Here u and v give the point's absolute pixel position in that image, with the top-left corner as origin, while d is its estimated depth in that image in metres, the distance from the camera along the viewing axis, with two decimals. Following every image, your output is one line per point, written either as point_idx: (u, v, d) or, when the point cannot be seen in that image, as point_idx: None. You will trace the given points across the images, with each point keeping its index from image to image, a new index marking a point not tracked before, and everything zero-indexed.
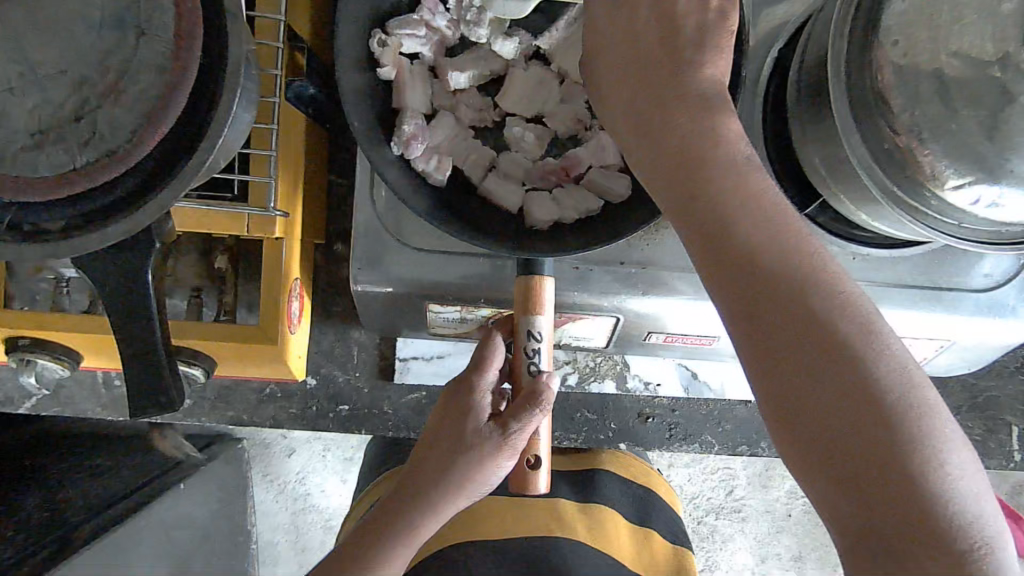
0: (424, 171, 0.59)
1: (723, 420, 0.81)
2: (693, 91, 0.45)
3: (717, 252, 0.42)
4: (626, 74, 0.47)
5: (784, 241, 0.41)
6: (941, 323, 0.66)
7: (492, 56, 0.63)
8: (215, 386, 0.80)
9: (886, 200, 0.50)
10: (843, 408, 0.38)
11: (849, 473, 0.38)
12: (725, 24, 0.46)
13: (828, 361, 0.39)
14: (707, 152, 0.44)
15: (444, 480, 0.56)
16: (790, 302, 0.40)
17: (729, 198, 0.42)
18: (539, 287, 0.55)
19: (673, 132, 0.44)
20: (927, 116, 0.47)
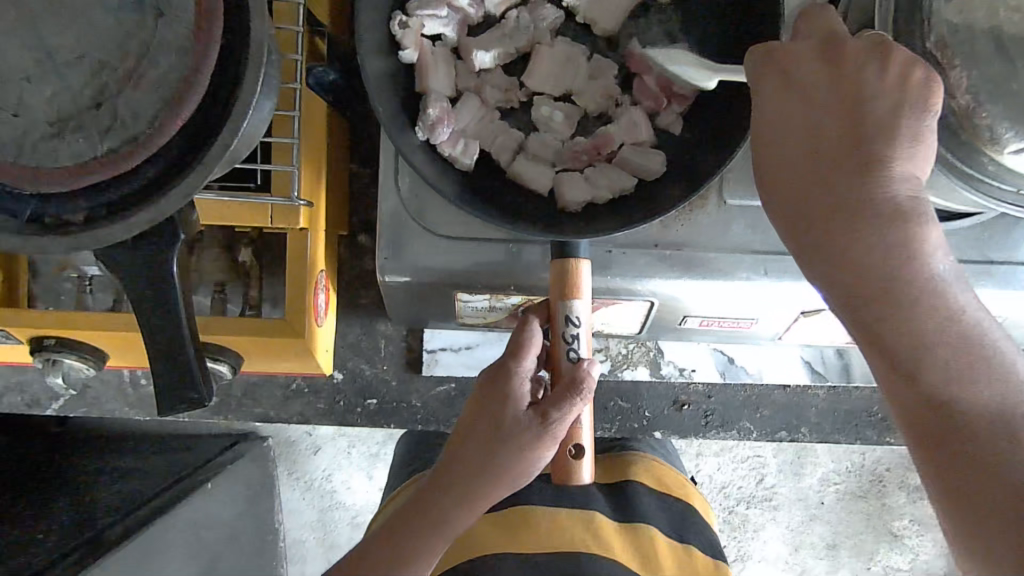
0: (452, 155, 0.57)
1: (761, 406, 0.79)
2: (867, 141, 0.43)
3: (853, 290, 0.43)
4: (785, 113, 0.45)
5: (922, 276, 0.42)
6: (992, 299, 0.64)
7: (517, 33, 0.61)
8: (241, 382, 0.78)
9: (941, 168, 0.47)
10: (972, 440, 0.40)
11: (967, 484, 0.39)
12: (895, 83, 0.43)
13: (964, 423, 0.40)
14: (866, 199, 0.42)
15: (481, 473, 0.54)
16: (916, 335, 0.41)
17: (875, 235, 0.42)
18: (576, 270, 0.53)
19: (831, 180, 0.43)
20: (984, 77, 0.45)
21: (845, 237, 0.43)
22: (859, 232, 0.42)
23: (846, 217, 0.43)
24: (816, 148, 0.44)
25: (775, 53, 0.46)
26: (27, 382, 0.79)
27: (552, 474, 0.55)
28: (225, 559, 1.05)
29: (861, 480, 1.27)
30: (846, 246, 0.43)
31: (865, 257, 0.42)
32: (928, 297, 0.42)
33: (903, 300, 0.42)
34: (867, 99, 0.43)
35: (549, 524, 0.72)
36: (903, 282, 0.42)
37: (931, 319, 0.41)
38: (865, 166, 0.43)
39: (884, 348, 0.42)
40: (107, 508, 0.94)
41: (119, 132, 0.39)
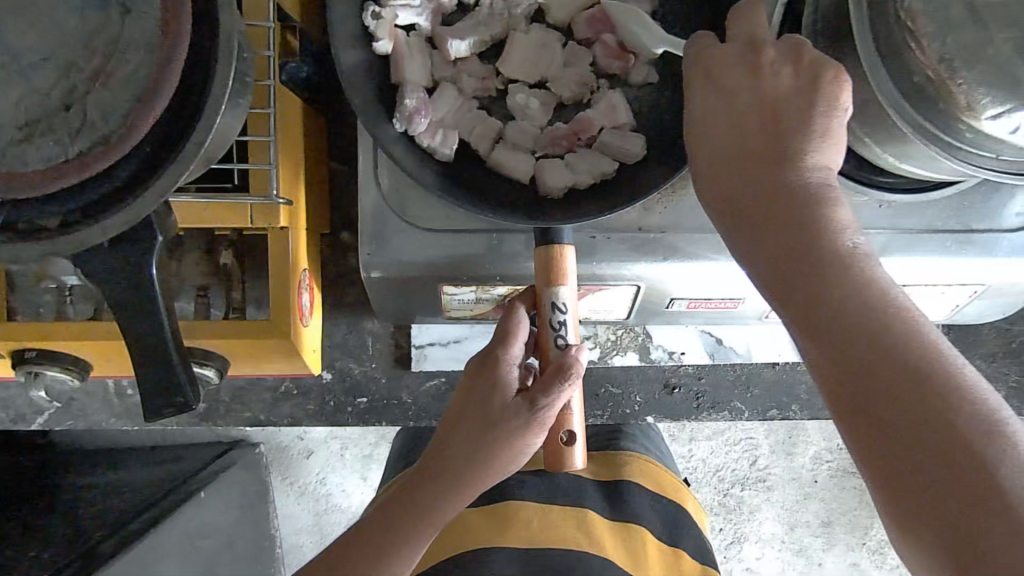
0: (430, 146, 0.57)
1: (752, 385, 0.79)
2: (784, 128, 0.44)
3: (779, 264, 0.43)
4: (714, 108, 0.46)
5: (839, 245, 0.42)
6: (975, 267, 0.64)
7: (491, 20, 0.60)
8: (229, 387, 0.78)
9: (920, 138, 0.47)
10: (902, 404, 0.38)
11: (897, 446, 0.37)
12: (812, 85, 0.45)
13: (897, 384, 0.38)
14: (780, 179, 0.44)
15: (469, 461, 0.54)
16: (833, 301, 0.40)
17: (792, 209, 0.43)
18: (561, 256, 0.53)
19: (749, 165, 0.45)
20: (959, 43, 0.45)
21: (768, 217, 0.43)
22: (778, 210, 0.43)
23: (773, 210, 0.43)
24: (743, 139, 0.45)
25: (706, 52, 0.47)
26: (10, 399, 0.77)
27: (545, 461, 0.55)
28: (222, 568, 1.04)
29: (852, 456, 1.28)
30: (773, 236, 0.43)
31: (786, 229, 0.43)
32: (857, 282, 0.41)
33: (825, 268, 0.41)
34: (786, 92, 0.45)
35: (541, 519, 0.73)
36: (819, 251, 0.42)
37: (849, 282, 0.41)
38: (781, 148, 0.44)
39: (808, 319, 0.41)
40: (98, 525, 0.93)
41: (90, 132, 0.38)
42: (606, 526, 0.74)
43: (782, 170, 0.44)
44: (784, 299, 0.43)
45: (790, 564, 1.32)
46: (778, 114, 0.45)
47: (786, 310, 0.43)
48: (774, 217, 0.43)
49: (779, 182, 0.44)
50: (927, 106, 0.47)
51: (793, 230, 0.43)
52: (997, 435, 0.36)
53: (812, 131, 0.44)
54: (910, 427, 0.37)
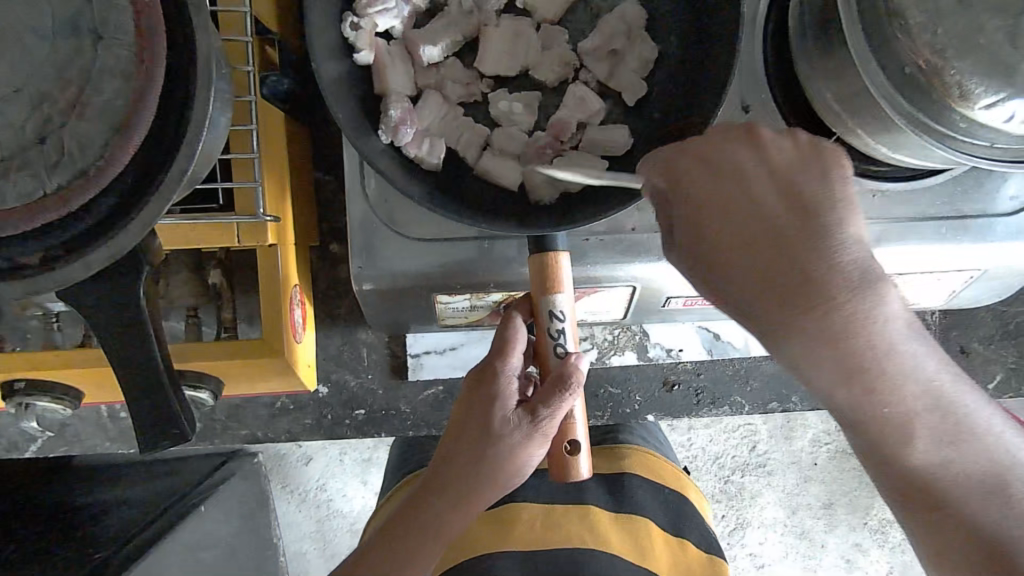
0: (417, 156, 0.56)
1: (750, 379, 0.78)
2: (808, 216, 0.43)
3: (830, 360, 0.43)
4: (717, 208, 0.45)
5: (879, 339, 0.42)
6: (970, 253, 0.64)
7: (460, 18, 0.60)
8: (224, 406, 0.76)
9: (911, 127, 0.47)
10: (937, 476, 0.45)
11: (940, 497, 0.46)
12: (809, 160, 0.45)
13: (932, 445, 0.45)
14: (817, 276, 0.42)
15: (474, 474, 0.53)
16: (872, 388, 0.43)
17: (835, 302, 0.42)
18: (556, 265, 0.52)
19: (775, 263, 0.43)
20: (952, 31, 0.44)
21: (812, 311, 0.42)
22: (821, 312, 0.42)
23: (816, 333, 0.42)
24: (767, 257, 0.43)
25: (693, 152, 0.46)
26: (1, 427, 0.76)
27: (549, 472, 0.55)
28: None
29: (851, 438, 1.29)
30: (823, 336, 0.42)
31: (816, 325, 0.42)
32: (895, 394, 0.44)
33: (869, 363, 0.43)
34: (790, 177, 0.45)
35: (544, 519, 0.73)
36: (859, 350, 0.42)
37: (887, 371, 0.43)
38: (810, 235, 0.43)
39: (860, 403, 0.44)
40: (100, 542, 0.91)
41: (67, 166, 0.37)
42: (610, 520, 0.73)
43: (809, 255, 0.42)
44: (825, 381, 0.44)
45: (794, 547, 1.33)
46: (797, 199, 0.44)
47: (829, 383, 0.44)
48: (828, 338, 0.42)
49: (809, 284, 0.42)
50: (922, 98, 0.46)
51: (838, 325, 0.42)
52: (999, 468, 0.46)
53: (834, 209, 0.44)
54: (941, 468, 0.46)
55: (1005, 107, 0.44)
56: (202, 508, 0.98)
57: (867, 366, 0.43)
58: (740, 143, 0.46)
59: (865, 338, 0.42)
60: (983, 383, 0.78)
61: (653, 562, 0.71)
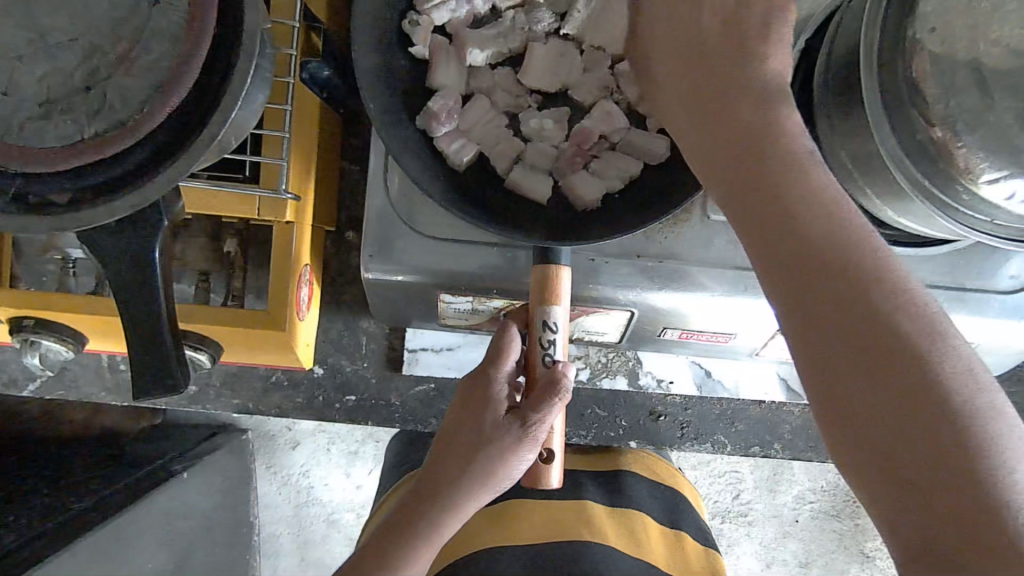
0: (446, 151, 0.59)
1: (735, 420, 0.79)
2: (743, 74, 0.47)
3: (771, 211, 0.42)
4: (688, 57, 0.51)
5: (784, 187, 0.43)
6: (965, 325, 0.65)
7: (511, 32, 0.61)
8: (220, 372, 0.78)
9: (916, 193, 0.48)
10: (902, 410, 0.37)
11: (894, 446, 0.37)
12: (774, 25, 0.48)
13: (887, 376, 0.37)
14: (745, 114, 0.46)
15: (465, 478, 0.55)
16: (807, 263, 0.40)
17: (761, 150, 0.44)
18: (557, 277, 0.54)
19: (720, 110, 0.47)
20: (962, 106, 0.46)
21: (737, 145, 0.45)
22: (748, 156, 0.45)
23: (750, 137, 0.45)
24: (715, 108, 0.48)
25: None
26: (4, 362, 0.78)
27: (526, 477, 0.57)
28: (197, 550, 1.03)
29: (835, 499, 1.28)
30: (743, 180, 0.44)
31: (771, 168, 0.43)
32: (892, 290, 0.39)
33: (802, 228, 0.41)
34: (753, 34, 0.48)
35: (540, 512, 0.75)
36: (811, 208, 0.41)
37: (840, 249, 0.40)
38: (756, 101, 0.46)
39: (808, 294, 0.40)
40: (81, 492, 0.92)
41: (106, 116, 0.39)
42: (606, 515, 0.75)
43: (746, 102, 0.46)
44: (775, 258, 0.42)
45: None
46: (727, 46, 0.49)
47: (777, 266, 0.42)
48: (739, 158, 0.45)
49: (733, 113, 0.46)
50: (928, 165, 0.48)
51: (760, 169, 0.44)
52: (993, 436, 0.35)
53: (750, 77, 0.47)
54: (893, 405, 0.37)
55: (1017, 191, 0.46)
56: (183, 474, 0.99)
57: (847, 233, 0.41)
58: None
59: (793, 182, 0.42)
60: None
61: (650, 552, 0.73)
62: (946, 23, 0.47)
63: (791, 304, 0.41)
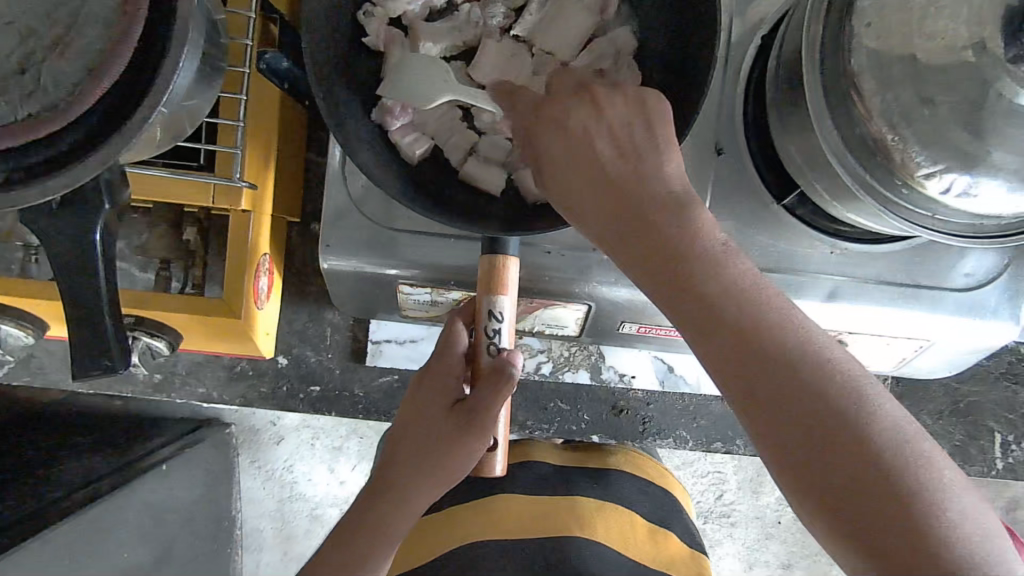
0: (401, 145, 0.60)
1: (698, 416, 0.79)
2: (634, 170, 0.47)
3: (681, 283, 0.43)
4: (564, 154, 0.49)
5: (681, 257, 0.43)
6: (920, 323, 0.65)
7: (466, 27, 0.61)
8: (186, 361, 0.79)
9: (859, 189, 0.49)
10: (815, 439, 0.39)
11: (822, 475, 0.38)
12: (654, 122, 0.48)
13: (791, 414, 0.39)
14: (649, 202, 0.45)
15: (418, 475, 0.56)
16: (718, 324, 0.42)
17: (663, 229, 0.44)
18: (503, 267, 0.55)
19: (604, 197, 0.47)
20: (899, 100, 0.47)
21: (637, 224, 0.45)
22: (654, 237, 0.44)
23: (637, 214, 0.46)
24: (604, 199, 0.47)
25: (601, 98, 0.50)
26: None
27: (475, 470, 0.57)
28: (170, 541, 1.04)
29: None
30: (651, 257, 0.44)
31: (670, 251, 0.44)
32: (784, 323, 0.41)
33: (711, 290, 0.42)
34: (637, 132, 0.48)
35: (527, 507, 0.74)
36: (722, 278, 0.42)
37: (744, 301, 0.42)
38: (654, 188, 0.46)
39: (717, 347, 0.42)
40: (53, 481, 0.93)
41: (40, 98, 0.40)
42: (594, 510, 0.74)
43: (629, 184, 0.46)
44: (694, 328, 0.43)
45: None
46: (601, 154, 0.48)
47: (698, 342, 0.43)
48: (647, 241, 0.45)
49: (634, 199, 0.46)
50: (868, 160, 0.49)
51: (665, 241, 0.44)
52: (897, 447, 0.38)
53: (643, 169, 0.47)
54: (805, 440, 0.39)
55: (957, 186, 0.47)
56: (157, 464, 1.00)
57: (754, 288, 0.42)
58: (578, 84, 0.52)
59: (698, 256, 0.43)
60: None
61: (637, 553, 0.72)
62: (883, 19, 0.47)
63: (710, 363, 0.42)
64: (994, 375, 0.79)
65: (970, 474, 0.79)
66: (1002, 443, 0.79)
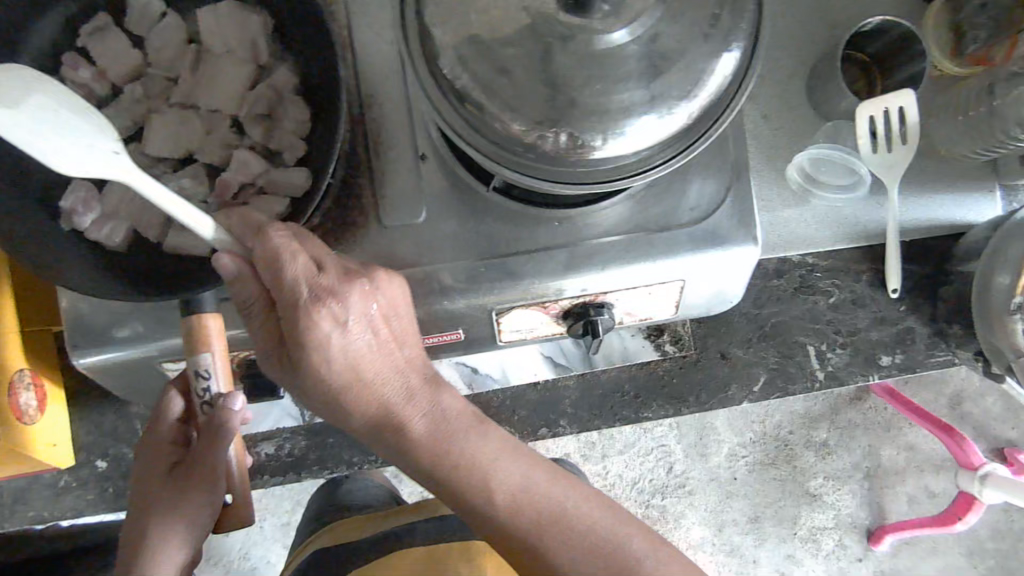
0: (99, 238, 0.61)
1: (517, 407, 0.80)
2: (340, 358, 0.52)
3: (399, 450, 0.55)
4: (280, 338, 0.53)
5: (398, 435, 0.54)
6: (658, 267, 0.66)
7: (132, 105, 0.61)
8: (8, 490, 0.79)
9: (488, 160, 0.52)
10: (505, 538, 0.54)
11: (523, 556, 0.54)
12: (358, 297, 0.52)
13: (481, 519, 0.54)
14: (347, 390, 0.53)
15: (162, 534, 0.57)
16: (431, 470, 0.55)
17: (362, 401, 0.53)
18: (205, 325, 0.56)
19: (322, 389, 0.53)
20: (478, 75, 0.49)
21: (358, 414, 0.54)
22: (366, 410, 0.54)
23: (343, 388, 0.52)
24: (326, 393, 0.53)
25: (313, 266, 0.51)
26: None
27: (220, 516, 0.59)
28: None
29: None
30: (375, 427, 0.54)
31: (387, 428, 0.54)
32: (472, 459, 0.54)
33: (421, 455, 0.54)
34: (359, 317, 0.52)
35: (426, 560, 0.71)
36: (428, 443, 0.54)
37: (446, 455, 0.54)
38: (351, 366, 0.52)
39: (434, 481, 0.55)
40: None
41: None
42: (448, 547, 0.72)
43: (344, 379, 0.52)
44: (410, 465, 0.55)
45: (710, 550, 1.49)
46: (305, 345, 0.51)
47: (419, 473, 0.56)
48: (364, 418, 0.54)
49: (337, 383, 0.53)
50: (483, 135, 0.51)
51: (381, 421, 0.54)
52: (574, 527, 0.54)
53: (346, 358, 0.52)
54: (500, 538, 0.54)
55: (564, 143, 0.49)
56: None
57: (443, 446, 0.54)
58: (297, 260, 0.50)
59: (409, 426, 0.54)
60: (747, 387, 0.79)
61: None
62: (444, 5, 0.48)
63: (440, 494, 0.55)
64: (790, 291, 0.79)
65: (795, 392, 0.79)
66: (816, 354, 0.79)
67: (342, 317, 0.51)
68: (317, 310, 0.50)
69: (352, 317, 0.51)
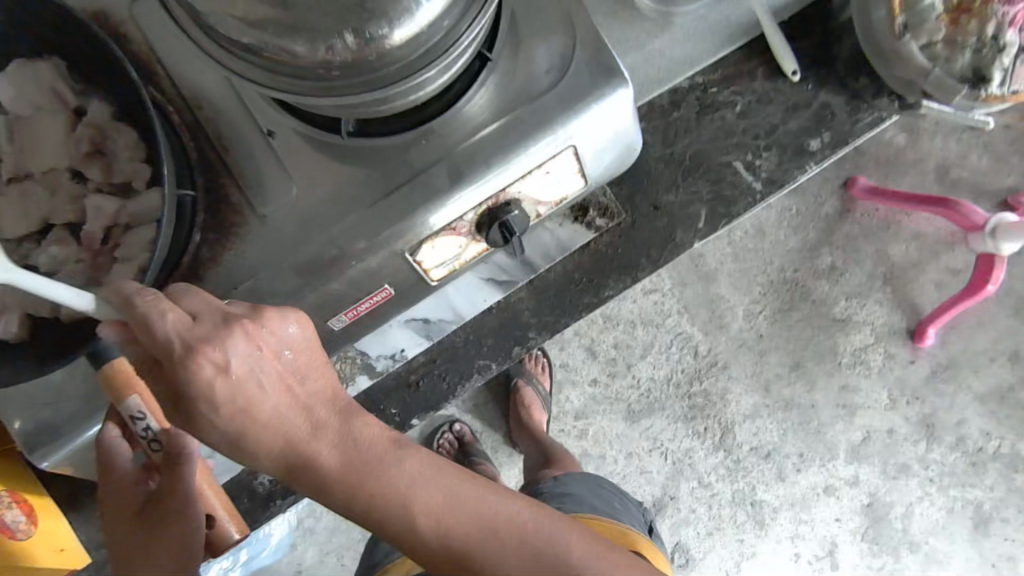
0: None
1: (481, 339, 0.80)
2: (233, 402, 0.47)
3: (307, 485, 0.51)
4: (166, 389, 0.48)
5: (307, 472, 0.50)
6: (540, 149, 0.62)
7: None
8: None
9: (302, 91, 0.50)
10: (437, 557, 0.53)
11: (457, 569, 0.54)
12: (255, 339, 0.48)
13: (407, 540, 0.53)
14: (243, 434, 0.49)
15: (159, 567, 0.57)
16: (346, 503, 0.51)
17: (265, 444, 0.49)
18: (122, 370, 0.58)
19: (219, 434, 0.49)
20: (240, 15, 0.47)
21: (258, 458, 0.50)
22: (265, 450, 0.49)
23: (238, 426, 0.48)
24: (225, 436, 0.49)
25: (197, 326, 0.47)
26: None
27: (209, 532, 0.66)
28: None
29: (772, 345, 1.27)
30: (276, 461, 0.50)
31: (296, 462, 0.50)
32: (389, 486, 0.51)
33: (334, 488, 0.51)
34: (251, 365, 0.48)
35: None
36: (338, 473, 0.50)
37: (363, 488, 0.50)
38: (248, 414, 0.48)
39: (346, 509, 0.51)
40: None
41: None
42: None
43: (241, 422, 0.48)
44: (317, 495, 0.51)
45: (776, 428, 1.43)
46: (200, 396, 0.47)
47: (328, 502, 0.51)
48: (265, 456, 0.50)
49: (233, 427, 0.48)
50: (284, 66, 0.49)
51: (283, 457, 0.50)
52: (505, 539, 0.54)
53: (239, 399, 0.48)
54: (429, 558, 0.53)
55: (353, 43, 0.47)
56: None
57: (355, 477, 0.50)
58: (167, 316, 0.46)
59: (314, 460, 0.50)
60: (692, 226, 0.76)
61: None
62: None
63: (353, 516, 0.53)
64: (694, 118, 0.76)
65: (741, 212, 0.76)
66: (746, 167, 0.76)
67: (225, 364, 0.47)
68: (197, 362, 0.46)
69: (233, 363, 0.47)
